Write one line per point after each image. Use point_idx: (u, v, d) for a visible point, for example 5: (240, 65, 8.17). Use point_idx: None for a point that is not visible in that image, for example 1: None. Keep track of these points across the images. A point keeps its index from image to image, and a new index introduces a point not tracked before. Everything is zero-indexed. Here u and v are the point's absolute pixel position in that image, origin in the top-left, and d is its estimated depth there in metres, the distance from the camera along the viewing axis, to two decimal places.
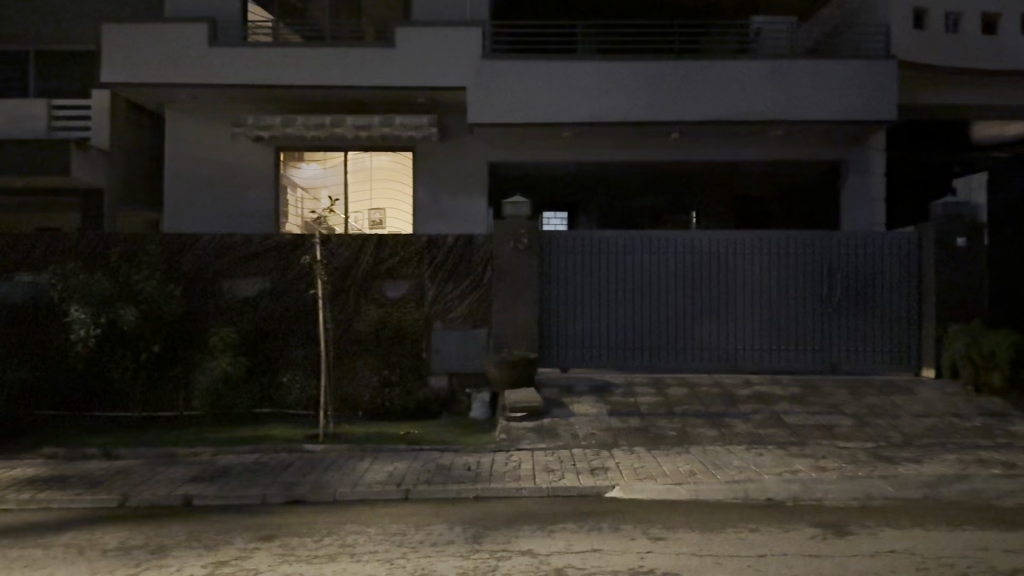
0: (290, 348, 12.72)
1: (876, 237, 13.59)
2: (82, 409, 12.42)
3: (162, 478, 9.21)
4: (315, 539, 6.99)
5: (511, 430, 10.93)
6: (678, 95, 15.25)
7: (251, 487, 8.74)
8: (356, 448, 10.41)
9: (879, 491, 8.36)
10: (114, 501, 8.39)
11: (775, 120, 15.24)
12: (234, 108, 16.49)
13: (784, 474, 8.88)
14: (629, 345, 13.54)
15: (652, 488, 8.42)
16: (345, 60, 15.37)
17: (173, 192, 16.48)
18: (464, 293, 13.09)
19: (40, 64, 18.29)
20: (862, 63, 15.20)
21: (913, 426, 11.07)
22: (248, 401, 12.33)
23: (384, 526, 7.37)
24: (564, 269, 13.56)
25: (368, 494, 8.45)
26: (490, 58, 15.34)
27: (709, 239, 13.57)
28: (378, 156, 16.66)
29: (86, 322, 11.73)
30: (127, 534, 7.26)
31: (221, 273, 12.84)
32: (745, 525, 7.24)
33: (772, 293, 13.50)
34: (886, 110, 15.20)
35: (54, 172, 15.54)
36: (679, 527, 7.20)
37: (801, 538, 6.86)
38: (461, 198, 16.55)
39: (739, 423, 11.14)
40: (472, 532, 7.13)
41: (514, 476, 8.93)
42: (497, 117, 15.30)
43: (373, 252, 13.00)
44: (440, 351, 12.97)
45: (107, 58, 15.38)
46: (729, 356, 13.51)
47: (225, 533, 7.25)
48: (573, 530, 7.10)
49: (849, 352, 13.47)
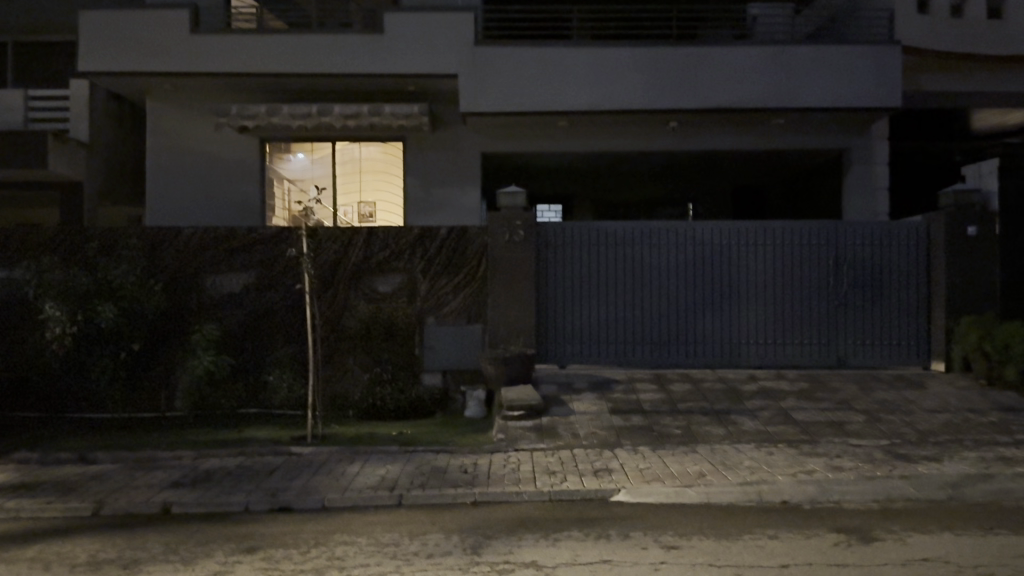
0: (278, 345, 12.20)
1: (883, 227, 13.15)
2: (58, 411, 11.81)
3: (141, 484, 8.69)
4: (302, 551, 6.49)
5: (509, 430, 10.44)
6: (677, 82, 14.75)
7: (235, 493, 8.21)
8: (348, 450, 9.90)
9: (901, 492, 7.92)
10: (87, 510, 7.84)
11: (778, 108, 14.78)
12: (218, 98, 15.91)
13: (799, 474, 8.41)
14: (629, 340, 13.06)
15: (660, 491, 7.95)
16: (332, 47, 14.81)
17: (156, 183, 15.92)
18: (458, 287, 12.60)
19: (19, 55, 17.69)
20: (868, 49, 14.73)
21: (927, 422, 10.63)
22: (233, 400, 11.85)
23: (376, 536, 6.87)
24: (563, 261, 13.05)
25: (359, 501, 7.95)
26: (483, 44, 14.81)
27: (713, 230, 13.07)
28: (367, 147, 16.13)
29: (62, 320, 11.16)
30: (99, 547, 6.73)
31: (205, 267, 12.27)
32: (763, 531, 6.78)
33: (777, 285, 13.04)
34: (891, 96, 14.74)
35: (30, 164, 14.93)
36: (693, 534, 6.72)
37: (824, 545, 6.41)
38: (454, 190, 16.03)
39: (746, 421, 10.67)
40: (471, 541, 6.64)
41: (514, 479, 8.44)
42: (492, 105, 14.79)
43: (363, 245, 12.49)
44: (434, 348, 12.49)
45: (86, 46, 14.80)
46: (732, 351, 13.03)
47: (204, 545, 6.73)
48: (579, 539, 6.62)
49: (857, 347, 13.03)
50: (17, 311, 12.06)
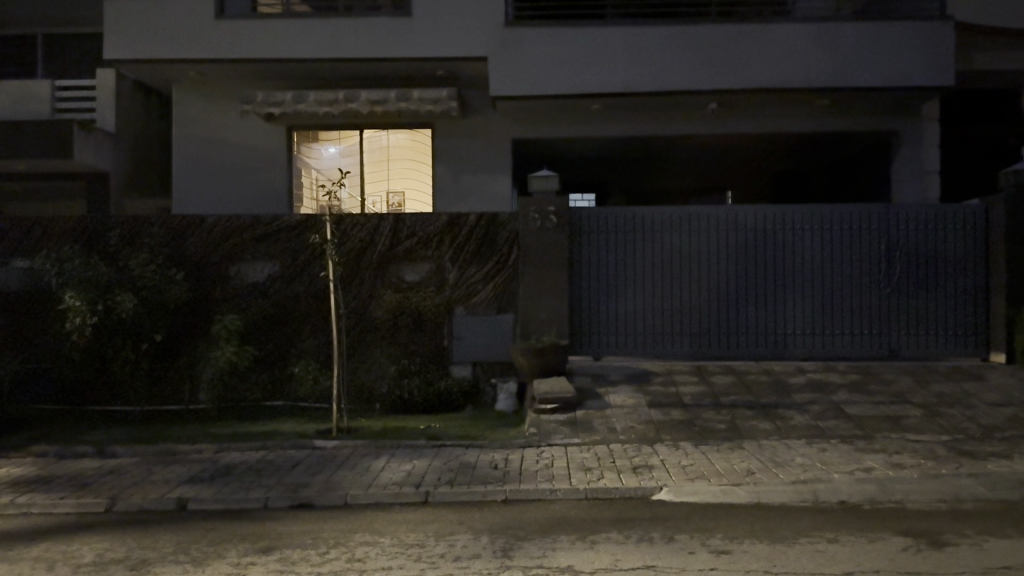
0: (302, 337, 11.82)
1: (937, 211, 12.36)
2: (83, 404, 11.62)
3: (157, 479, 8.33)
4: (319, 552, 6.04)
5: (542, 424, 9.94)
6: (716, 61, 14.08)
7: (253, 489, 7.83)
8: (373, 445, 9.49)
9: (969, 493, 7.23)
10: (100, 506, 7.51)
11: (823, 88, 14.03)
12: (244, 85, 15.62)
13: (856, 472, 7.78)
14: (669, 331, 12.44)
15: (706, 490, 7.37)
16: (359, 30, 14.39)
17: (182, 172, 15.63)
18: (487, 276, 12.09)
19: (48, 47, 17.54)
20: (920, 24, 13.92)
21: (991, 417, 9.90)
22: (259, 392, 11.60)
23: (399, 536, 6.41)
24: (597, 248, 12.48)
25: (383, 497, 7.50)
26: (513, 26, 14.27)
27: (756, 215, 12.41)
28: (395, 134, 15.71)
29: (81, 309, 10.71)
30: (108, 546, 6.36)
31: (229, 257, 11.93)
32: (821, 535, 6.18)
33: (824, 273, 12.35)
34: (945, 75, 13.91)
35: (55, 154, 14.72)
36: (744, 537, 6.14)
37: (891, 550, 5.81)
38: (484, 177, 15.55)
39: (795, 415, 10.03)
40: (501, 543, 6.15)
41: (547, 476, 7.91)
42: (523, 87, 14.22)
43: (390, 232, 12.04)
44: (462, 339, 11.99)
45: (111, 34, 14.50)
46: (777, 342, 12.36)
47: (218, 544, 6.33)
48: (618, 542, 6.09)
49: (909, 337, 12.28)
50: (41, 302, 11.80)
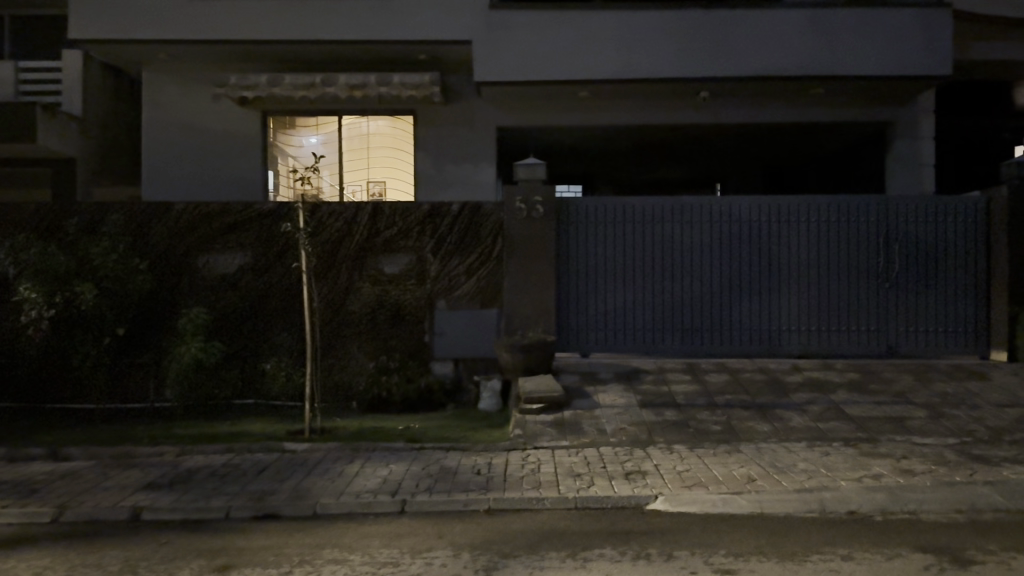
0: (275, 331, 11.17)
1: (938, 203, 11.89)
2: (37, 402, 10.89)
3: (112, 485, 7.68)
4: (281, 572, 5.44)
5: (526, 425, 9.39)
6: (709, 48, 13.54)
7: (215, 497, 7.21)
8: (347, 448, 8.89)
9: (986, 501, 6.75)
10: (46, 515, 6.87)
11: (818, 76, 13.54)
12: (217, 68, 14.91)
13: (864, 479, 7.26)
14: (659, 327, 11.92)
15: (704, 499, 6.83)
16: (337, 11, 13.69)
17: (152, 158, 14.92)
18: (471, 268, 11.53)
19: (13, 27, 16.74)
20: (918, 12, 13.45)
21: (998, 418, 9.42)
22: (229, 390, 10.83)
23: (370, 552, 5.83)
24: (586, 240, 11.92)
25: (356, 508, 6.90)
26: (498, 8, 13.63)
27: (751, 206, 11.89)
28: (375, 121, 15.08)
29: (38, 302, 10.18)
30: (45, 564, 5.73)
31: (198, 247, 11.24)
32: (834, 551, 5.66)
33: (821, 267, 11.87)
34: (942, 63, 13.46)
35: (14, 138, 13.92)
36: (751, 555, 5.62)
37: (912, 570, 5.29)
38: (469, 166, 14.94)
39: (794, 416, 9.53)
40: (483, 561, 5.58)
41: (534, 484, 7.35)
42: (508, 72, 13.62)
43: (367, 222, 11.40)
44: (444, 334, 11.43)
45: (74, 12, 13.71)
46: (772, 339, 11.86)
47: (169, 562, 5.73)
48: (613, 560, 5.54)
49: (908, 333, 11.83)
50: None
